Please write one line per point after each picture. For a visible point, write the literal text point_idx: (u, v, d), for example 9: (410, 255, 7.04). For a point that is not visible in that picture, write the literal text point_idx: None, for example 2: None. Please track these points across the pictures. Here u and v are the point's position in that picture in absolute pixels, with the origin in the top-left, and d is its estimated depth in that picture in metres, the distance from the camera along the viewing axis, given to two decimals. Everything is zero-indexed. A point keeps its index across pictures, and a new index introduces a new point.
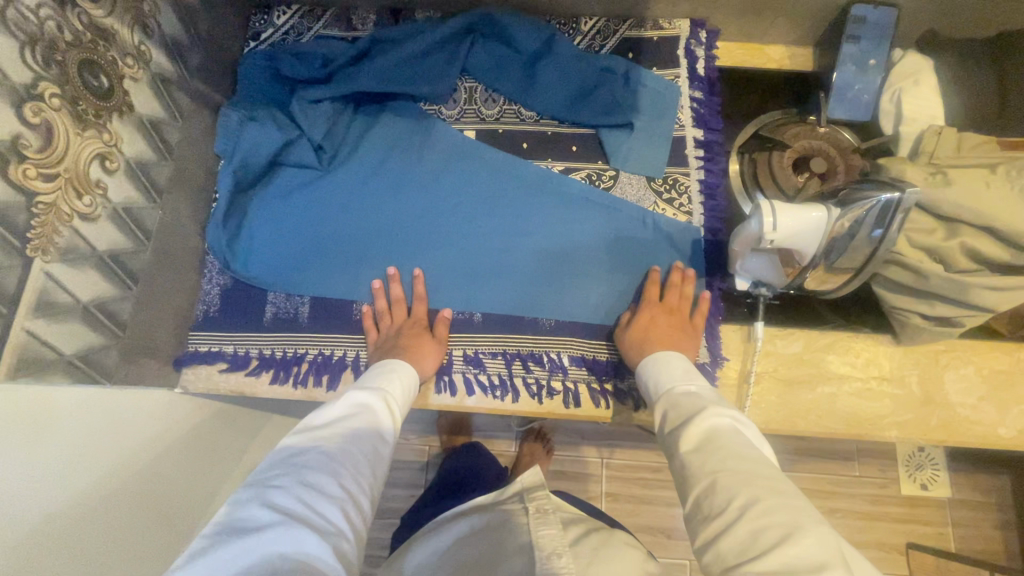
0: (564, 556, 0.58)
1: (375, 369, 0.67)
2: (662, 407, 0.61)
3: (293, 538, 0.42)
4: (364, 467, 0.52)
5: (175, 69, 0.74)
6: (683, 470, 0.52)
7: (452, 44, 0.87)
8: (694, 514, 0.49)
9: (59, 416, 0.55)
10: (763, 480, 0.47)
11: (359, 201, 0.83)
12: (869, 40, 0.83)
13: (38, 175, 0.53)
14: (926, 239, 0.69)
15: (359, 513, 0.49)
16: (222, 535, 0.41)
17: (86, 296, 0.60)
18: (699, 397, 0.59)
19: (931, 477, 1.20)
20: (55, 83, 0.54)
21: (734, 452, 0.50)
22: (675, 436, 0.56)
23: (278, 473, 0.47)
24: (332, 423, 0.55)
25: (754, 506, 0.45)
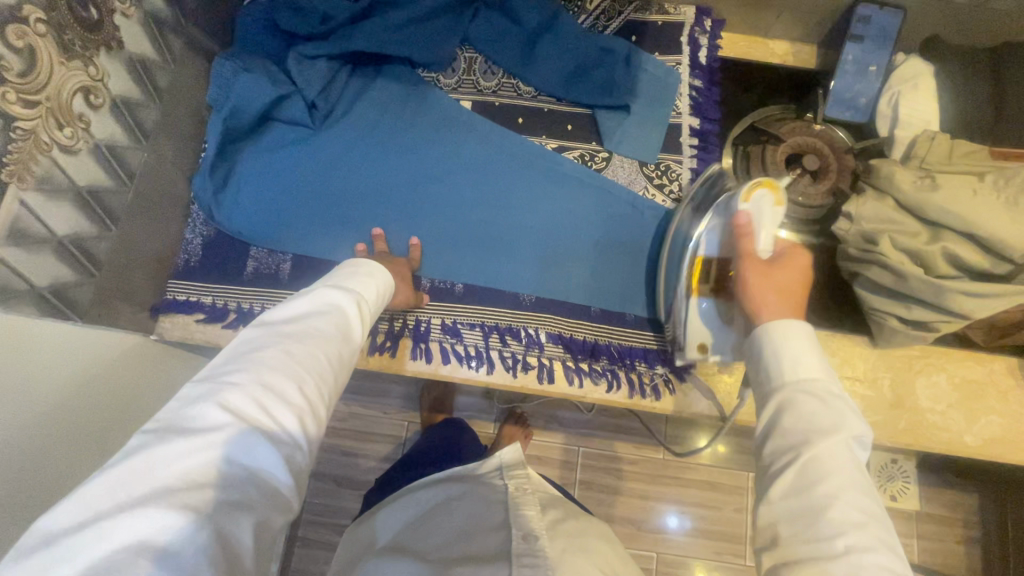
0: (541, 538, 0.58)
1: (348, 268, 0.66)
2: (785, 395, 0.50)
3: (245, 446, 0.43)
4: (329, 373, 0.52)
5: (169, 11, 0.73)
6: (789, 482, 0.46)
7: (455, 12, 0.86)
8: (781, 527, 0.45)
9: (25, 345, 0.54)
10: (874, 523, 0.43)
11: (348, 160, 0.83)
12: (872, 42, 0.83)
13: (18, 100, 0.52)
14: (908, 242, 0.70)
15: (318, 418, 0.50)
16: (174, 431, 0.42)
17: (63, 230, 0.60)
18: (837, 403, 0.48)
19: (901, 489, 1.21)
20: (41, 8, 0.53)
21: (851, 483, 0.45)
22: (788, 445, 0.47)
23: (236, 372, 0.47)
24: (297, 320, 0.54)
25: (857, 548, 0.42)
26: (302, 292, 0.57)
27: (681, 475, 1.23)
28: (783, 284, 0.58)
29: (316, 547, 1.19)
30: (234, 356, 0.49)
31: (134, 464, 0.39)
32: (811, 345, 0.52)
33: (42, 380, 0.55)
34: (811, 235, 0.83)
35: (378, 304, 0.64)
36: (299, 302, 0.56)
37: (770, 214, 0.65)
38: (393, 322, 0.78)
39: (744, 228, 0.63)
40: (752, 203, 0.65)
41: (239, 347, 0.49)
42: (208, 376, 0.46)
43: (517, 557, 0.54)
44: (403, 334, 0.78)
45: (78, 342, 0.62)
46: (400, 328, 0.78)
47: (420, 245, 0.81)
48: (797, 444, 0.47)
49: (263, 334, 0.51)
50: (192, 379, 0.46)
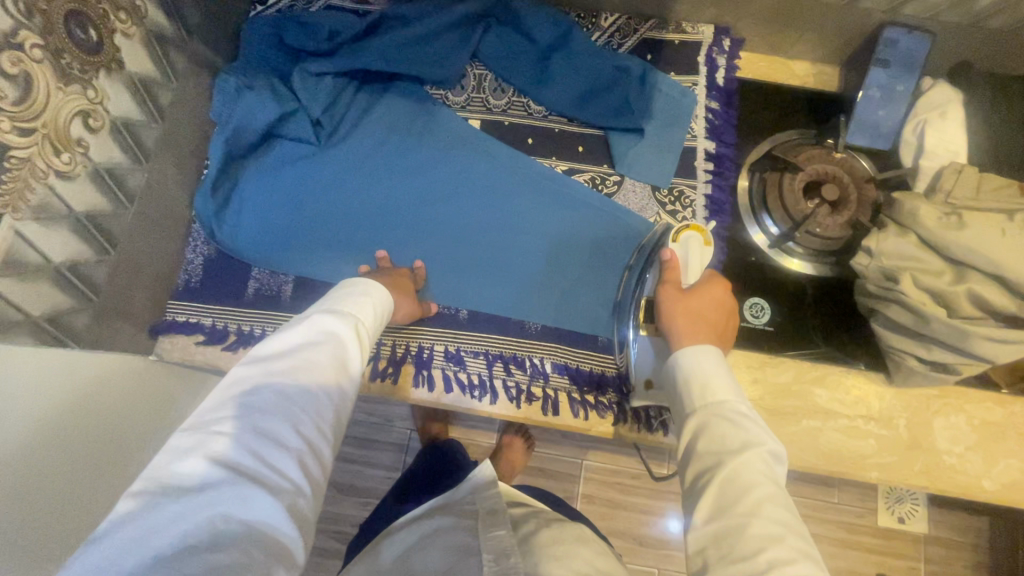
0: (512, 556, 0.55)
1: (346, 288, 0.63)
2: (698, 420, 0.52)
3: (241, 499, 0.41)
4: (327, 409, 0.50)
5: (172, 28, 0.71)
6: (708, 505, 0.47)
7: (465, 28, 0.84)
8: (708, 553, 0.45)
9: (28, 380, 0.53)
10: (790, 534, 0.44)
11: (354, 180, 0.81)
12: (899, 66, 0.79)
13: (12, 129, 0.50)
14: (931, 282, 0.67)
15: (319, 459, 0.48)
16: (166, 493, 0.40)
17: (59, 257, 0.58)
18: (749, 423, 0.50)
19: (910, 511, 1.19)
20: (37, 33, 0.51)
21: (768, 500, 0.45)
22: (705, 469, 0.48)
23: (227, 420, 0.45)
24: (290, 353, 0.52)
25: (779, 567, 0.41)
26: (295, 322, 0.55)
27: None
28: (699, 313, 0.62)
29: (316, 556, 1.19)
30: (224, 401, 0.47)
31: (126, 532, 0.38)
32: (719, 364, 0.55)
33: (48, 410, 0.54)
34: (826, 266, 0.81)
35: (378, 325, 0.62)
36: (291, 333, 0.53)
37: (699, 255, 0.70)
38: (395, 348, 0.76)
39: (670, 267, 0.67)
40: (680, 246, 0.70)
41: (229, 390, 0.48)
42: (198, 426, 0.45)
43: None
44: (405, 360, 0.76)
45: (81, 368, 0.61)
46: (402, 354, 0.76)
47: (425, 267, 0.79)
48: (714, 466, 0.48)
49: (255, 373, 0.49)
50: (180, 429, 0.45)
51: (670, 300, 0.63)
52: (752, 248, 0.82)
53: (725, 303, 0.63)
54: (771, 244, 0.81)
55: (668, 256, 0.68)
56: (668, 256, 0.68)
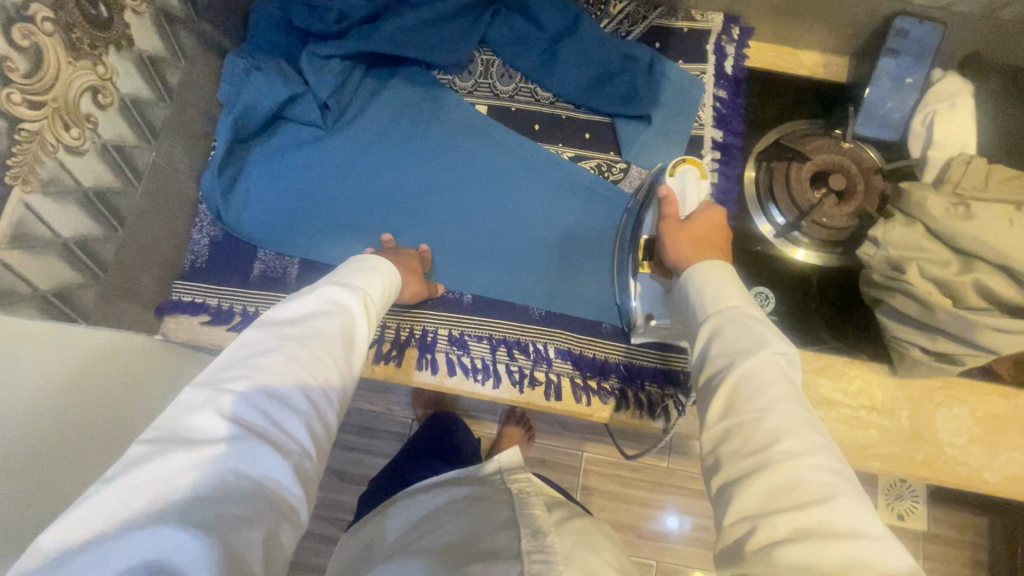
0: (548, 535, 0.55)
1: (355, 263, 0.64)
2: (711, 325, 0.52)
3: (252, 456, 0.41)
4: (336, 377, 0.50)
5: (182, 7, 0.71)
6: (720, 405, 0.46)
7: (473, 13, 0.84)
8: (720, 452, 0.44)
9: (33, 353, 0.53)
10: (808, 430, 0.43)
11: (360, 162, 0.81)
12: (909, 56, 0.79)
13: (23, 101, 0.50)
14: (937, 271, 0.67)
15: (324, 425, 0.48)
16: (177, 444, 0.40)
17: (67, 232, 0.58)
18: (762, 326, 0.50)
19: (910, 508, 1.19)
20: (48, 6, 0.51)
21: (783, 395, 0.44)
22: (716, 369, 0.48)
23: (238, 379, 0.45)
24: (301, 319, 0.52)
25: (794, 460, 0.41)
26: (305, 290, 0.55)
27: (684, 484, 1.22)
28: (698, 236, 0.63)
29: (316, 541, 1.19)
30: (234, 360, 0.47)
31: (135, 480, 0.37)
32: (722, 275, 0.56)
33: (52, 380, 0.54)
34: (832, 256, 0.81)
35: (385, 300, 0.62)
36: (302, 300, 0.53)
37: (695, 188, 0.72)
38: (399, 331, 0.77)
39: (666, 200, 0.69)
40: (677, 179, 0.72)
41: (240, 351, 0.48)
42: (209, 382, 0.45)
43: (527, 554, 0.51)
44: (409, 343, 0.76)
45: (85, 344, 0.61)
46: (406, 338, 0.76)
47: (430, 251, 0.79)
48: (726, 363, 0.48)
49: (265, 336, 0.49)
50: (191, 384, 0.44)
51: (669, 227, 0.65)
52: (757, 238, 0.82)
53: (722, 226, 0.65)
54: (777, 233, 0.81)
55: (665, 192, 0.70)
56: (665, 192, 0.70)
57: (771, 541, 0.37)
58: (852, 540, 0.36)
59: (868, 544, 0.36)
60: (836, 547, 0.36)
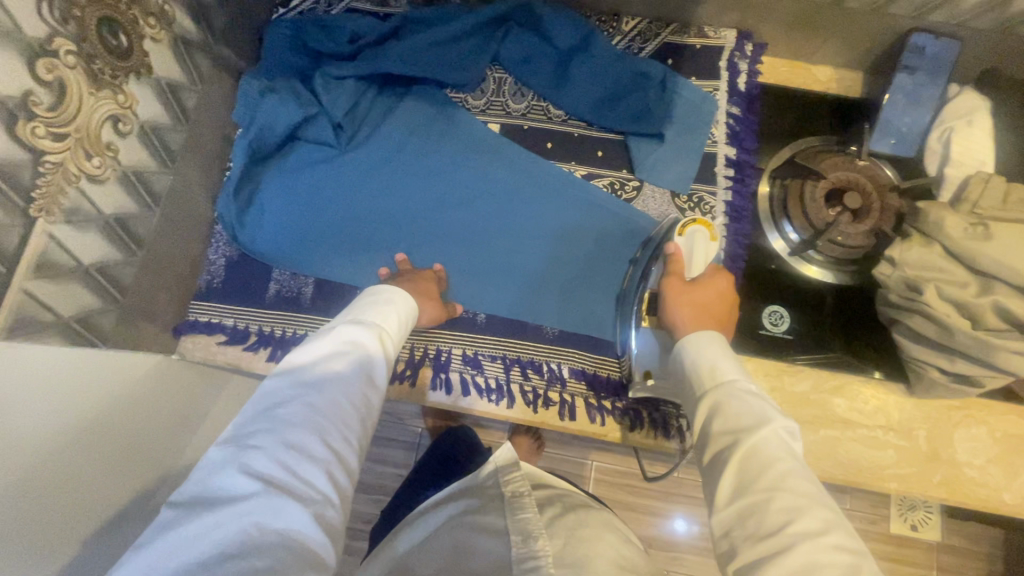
0: (540, 538, 0.57)
1: (369, 298, 0.64)
2: (713, 399, 0.53)
3: (273, 510, 0.42)
4: (353, 419, 0.51)
5: (198, 32, 0.71)
6: (728, 486, 0.47)
7: (485, 32, 0.84)
8: (734, 534, 0.45)
9: (57, 381, 0.53)
10: (817, 505, 0.43)
11: (374, 184, 0.81)
12: (926, 72, 0.78)
13: (47, 134, 0.51)
14: (955, 293, 0.66)
15: (346, 469, 0.48)
16: (205, 506, 0.42)
17: (89, 259, 0.59)
18: (765, 402, 0.51)
19: (923, 519, 1.18)
20: (71, 40, 0.52)
21: (792, 472, 0.45)
22: (722, 448, 0.49)
23: (259, 433, 0.46)
24: (318, 365, 0.53)
25: (810, 540, 0.41)
26: (322, 333, 0.56)
27: (695, 495, 1.21)
28: (701, 301, 0.65)
29: None
30: (256, 414, 0.48)
31: (167, 543, 0.39)
32: (722, 347, 0.57)
33: (77, 413, 0.55)
34: (847, 275, 0.80)
35: (401, 334, 0.63)
36: (318, 345, 0.54)
37: (705, 251, 0.71)
38: (413, 351, 0.77)
39: (672, 260, 0.69)
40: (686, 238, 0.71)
41: (261, 404, 0.49)
42: (233, 439, 0.46)
43: (518, 564, 0.55)
44: (423, 363, 0.77)
45: (113, 370, 0.62)
46: (420, 357, 0.77)
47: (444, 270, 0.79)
48: (732, 443, 0.48)
49: (285, 386, 0.50)
50: (217, 444, 0.46)
51: (672, 288, 0.66)
52: (772, 256, 0.81)
53: (726, 293, 0.66)
54: (791, 251, 0.80)
55: (672, 250, 0.70)
56: (672, 249, 0.69)
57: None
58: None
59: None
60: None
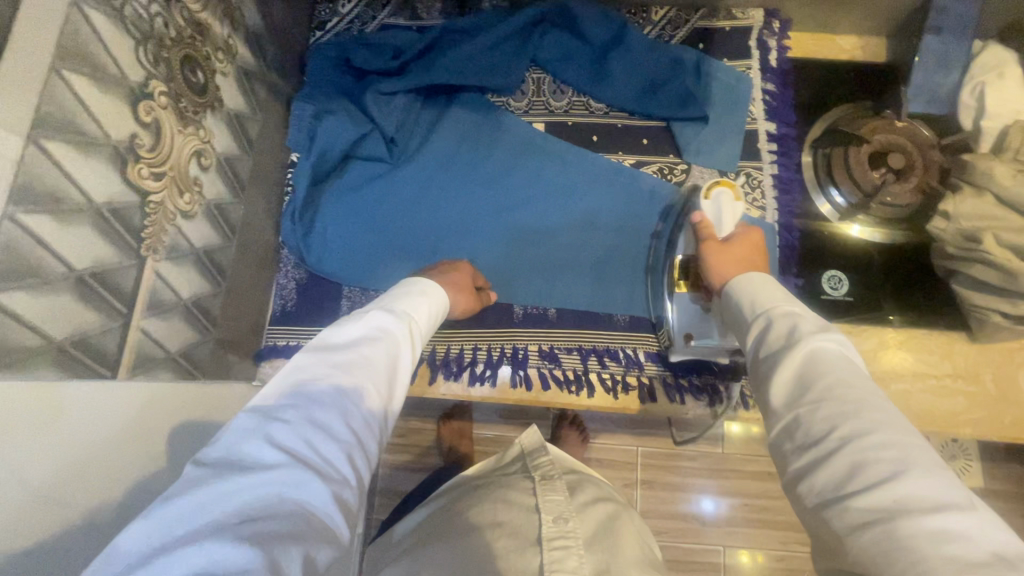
0: (570, 520, 0.58)
1: (396, 290, 0.65)
2: (761, 320, 0.53)
3: (297, 481, 0.41)
4: (376, 406, 0.51)
5: (255, 62, 0.73)
6: (781, 394, 0.47)
7: (522, 36, 0.86)
8: (786, 443, 0.45)
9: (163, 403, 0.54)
10: (870, 409, 0.43)
11: (428, 193, 0.83)
12: (951, 31, 0.81)
13: (150, 175, 0.52)
14: (1014, 237, 0.68)
15: (365, 455, 0.48)
16: (230, 469, 0.40)
17: (187, 293, 0.61)
18: (800, 318, 0.51)
19: (965, 467, 1.12)
20: (162, 80, 0.53)
21: (840, 381, 0.45)
22: (770, 360, 0.49)
23: (288, 407, 0.46)
24: (345, 348, 0.53)
25: (859, 440, 0.41)
26: (352, 318, 0.57)
27: (741, 467, 1.18)
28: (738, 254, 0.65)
29: None
30: (286, 388, 0.47)
31: (190, 500, 0.38)
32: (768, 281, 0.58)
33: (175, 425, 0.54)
34: (898, 233, 0.82)
35: (426, 329, 0.64)
36: (349, 327, 0.55)
37: (730, 210, 0.70)
38: (491, 351, 0.79)
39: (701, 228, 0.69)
40: (712, 202, 0.71)
41: (290, 379, 0.48)
42: (261, 409, 0.45)
43: (547, 540, 0.55)
44: (502, 362, 0.78)
45: (198, 395, 0.60)
46: (499, 356, 0.78)
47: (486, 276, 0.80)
48: (775, 360, 0.49)
49: (315, 364, 0.50)
50: (244, 411, 0.45)
51: (709, 248, 0.66)
52: (822, 223, 0.84)
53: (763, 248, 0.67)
54: (839, 215, 0.83)
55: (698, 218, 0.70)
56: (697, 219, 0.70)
57: (853, 525, 0.38)
58: (931, 512, 0.36)
59: (952, 514, 0.36)
60: (917, 519, 0.36)
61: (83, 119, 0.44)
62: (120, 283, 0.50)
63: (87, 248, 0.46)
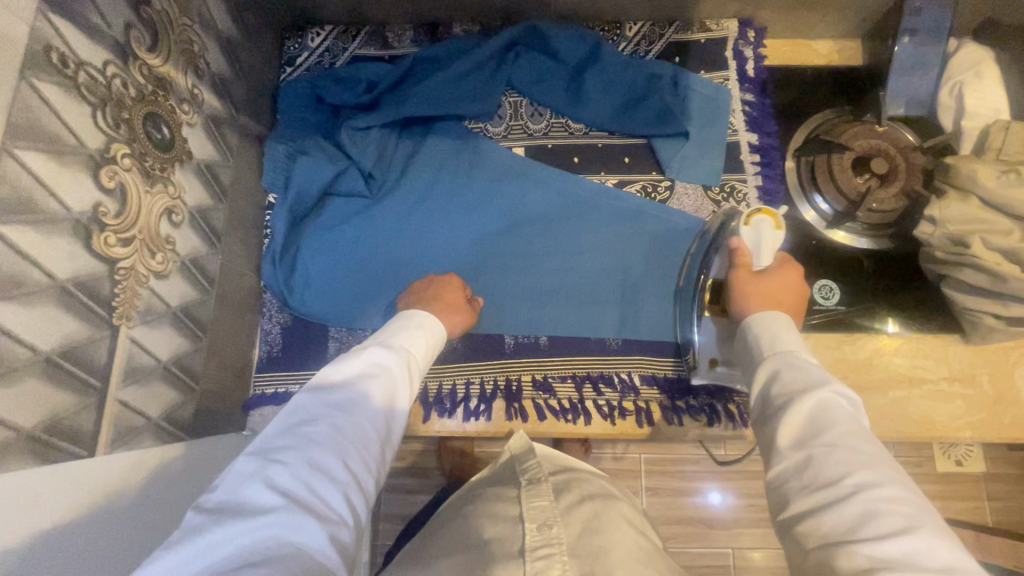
0: (554, 526, 0.56)
1: (392, 324, 0.64)
2: (779, 362, 0.52)
3: (297, 525, 0.39)
4: (374, 445, 0.49)
5: (224, 107, 0.71)
6: (790, 431, 0.46)
7: (497, 60, 0.85)
8: (789, 481, 0.44)
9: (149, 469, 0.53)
10: (879, 466, 0.42)
11: (412, 224, 0.82)
12: (927, 34, 0.80)
13: (117, 242, 0.50)
14: (1002, 241, 0.67)
15: (363, 497, 0.46)
16: (228, 514, 0.39)
17: (165, 354, 0.59)
18: (818, 370, 0.50)
19: (965, 453, 1.10)
20: (124, 142, 0.52)
21: (854, 434, 0.44)
22: (786, 393, 0.49)
23: (288, 448, 0.44)
24: (343, 385, 0.51)
25: (868, 491, 0.40)
26: (349, 354, 0.55)
27: (744, 468, 1.17)
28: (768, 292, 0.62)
29: None
30: (284, 429, 0.46)
31: (188, 549, 0.36)
32: (791, 325, 0.56)
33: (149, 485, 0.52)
34: (884, 238, 0.81)
35: (425, 362, 0.61)
36: (347, 364, 0.53)
37: (770, 240, 0.70)
38: (484, 384, 0.77)
39: (741, 253, 0.67)
40: (752, 228, 0.71)
41: (288, 420, 0.47)
42: (260, 452, 0.44)
43: (530, 551, 0.53)
44: (495, 395, 0.77)
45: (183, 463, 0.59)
46: (492, 390, 0.77)
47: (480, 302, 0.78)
48: (787, 402, 0.48)
49: (313, 403, 0.48)
50: (242, 454, 0.43)
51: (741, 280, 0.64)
52: (810, 231, 0.83)
53: (801, 292, 0.64)
54: (825, 222, 0.82)
55: (738, 245, 0.68)
56: (737, 245, 0.68)
57: (857, 570, 0.37)
58: (941, 573, 0.35)
59: None
60: None
61: (39, 195, 0.42)
62: (93, 356, 0.48)
63: (52, 326, 0.44)
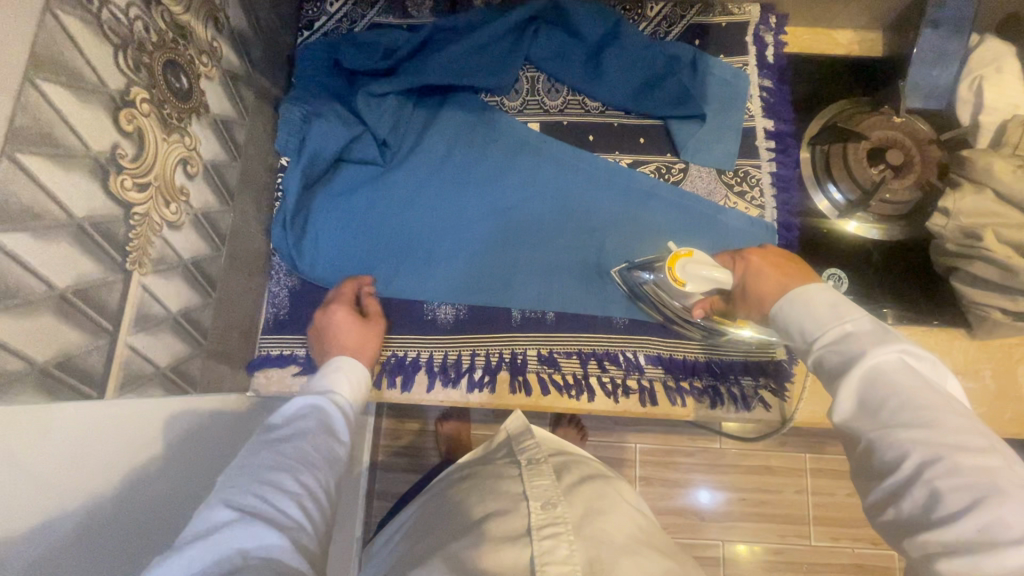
0: (558, 505, 0.56)
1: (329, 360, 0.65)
2: (816, 346, 0.51)
3: (254, 535, 0.40)
4: (322, 463, 0.50)
5: (241, 65, 0.71)
6: (848, 414, 0.47)
7: (516, 34, 0.84)
8: (860, 468, 0.45)
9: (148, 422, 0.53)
10: (944, 431, 0.42)
11: (422, 198, 0.81)
12: (949, 27, 0.79)
13: (133, 186, 0.50)
14: (1015, 234, 0.67)
15: (321, 509, 0.47)
16: (178, 539, 0.40)
17: (176, 305, 0.59)
18: (857, 338, 0.49)
19: None
20: (144, 86, 0.51)
21: (909, 404, 0.44)
22: (831, 373, 0.49)
23: (234, 478, 0.45)
24: (281, 422, 0.53)
25: (930, 470, 0.40)
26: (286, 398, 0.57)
27: (738, 462, 1.17)
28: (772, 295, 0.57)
29: None
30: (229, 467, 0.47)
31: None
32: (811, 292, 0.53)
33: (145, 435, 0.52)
34: (896, 229, 0.81)
35: (361, 395, 0.62)
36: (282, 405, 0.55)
37: (709, 270, 0.64)
38: (489, 357, 0.77)
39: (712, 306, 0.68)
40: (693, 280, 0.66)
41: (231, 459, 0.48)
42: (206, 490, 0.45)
43: (537, 530, 0.53)
44: (500, 367, 0.77)
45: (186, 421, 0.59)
46: (497, 362, 0.77)
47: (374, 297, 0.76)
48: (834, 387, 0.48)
49: (254, 441, 0.50)
50: None
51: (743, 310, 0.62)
52: (822, 219, 0.83)
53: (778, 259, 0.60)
54: (837, 211, 0.82)
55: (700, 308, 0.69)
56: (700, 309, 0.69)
57: (928, 556, 0.39)
58: (1017, 543, 0.36)
59: None
60: (1002, 554, 0.36)
61: (61, 130, 0.42)
62: (105, 299, 0.48)
63: (66, 264, 0.44)
